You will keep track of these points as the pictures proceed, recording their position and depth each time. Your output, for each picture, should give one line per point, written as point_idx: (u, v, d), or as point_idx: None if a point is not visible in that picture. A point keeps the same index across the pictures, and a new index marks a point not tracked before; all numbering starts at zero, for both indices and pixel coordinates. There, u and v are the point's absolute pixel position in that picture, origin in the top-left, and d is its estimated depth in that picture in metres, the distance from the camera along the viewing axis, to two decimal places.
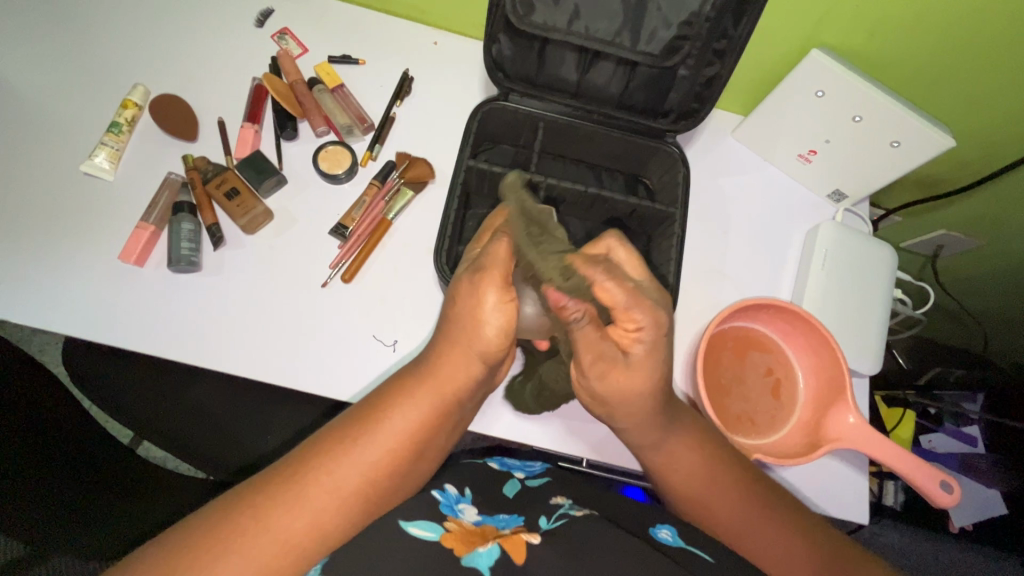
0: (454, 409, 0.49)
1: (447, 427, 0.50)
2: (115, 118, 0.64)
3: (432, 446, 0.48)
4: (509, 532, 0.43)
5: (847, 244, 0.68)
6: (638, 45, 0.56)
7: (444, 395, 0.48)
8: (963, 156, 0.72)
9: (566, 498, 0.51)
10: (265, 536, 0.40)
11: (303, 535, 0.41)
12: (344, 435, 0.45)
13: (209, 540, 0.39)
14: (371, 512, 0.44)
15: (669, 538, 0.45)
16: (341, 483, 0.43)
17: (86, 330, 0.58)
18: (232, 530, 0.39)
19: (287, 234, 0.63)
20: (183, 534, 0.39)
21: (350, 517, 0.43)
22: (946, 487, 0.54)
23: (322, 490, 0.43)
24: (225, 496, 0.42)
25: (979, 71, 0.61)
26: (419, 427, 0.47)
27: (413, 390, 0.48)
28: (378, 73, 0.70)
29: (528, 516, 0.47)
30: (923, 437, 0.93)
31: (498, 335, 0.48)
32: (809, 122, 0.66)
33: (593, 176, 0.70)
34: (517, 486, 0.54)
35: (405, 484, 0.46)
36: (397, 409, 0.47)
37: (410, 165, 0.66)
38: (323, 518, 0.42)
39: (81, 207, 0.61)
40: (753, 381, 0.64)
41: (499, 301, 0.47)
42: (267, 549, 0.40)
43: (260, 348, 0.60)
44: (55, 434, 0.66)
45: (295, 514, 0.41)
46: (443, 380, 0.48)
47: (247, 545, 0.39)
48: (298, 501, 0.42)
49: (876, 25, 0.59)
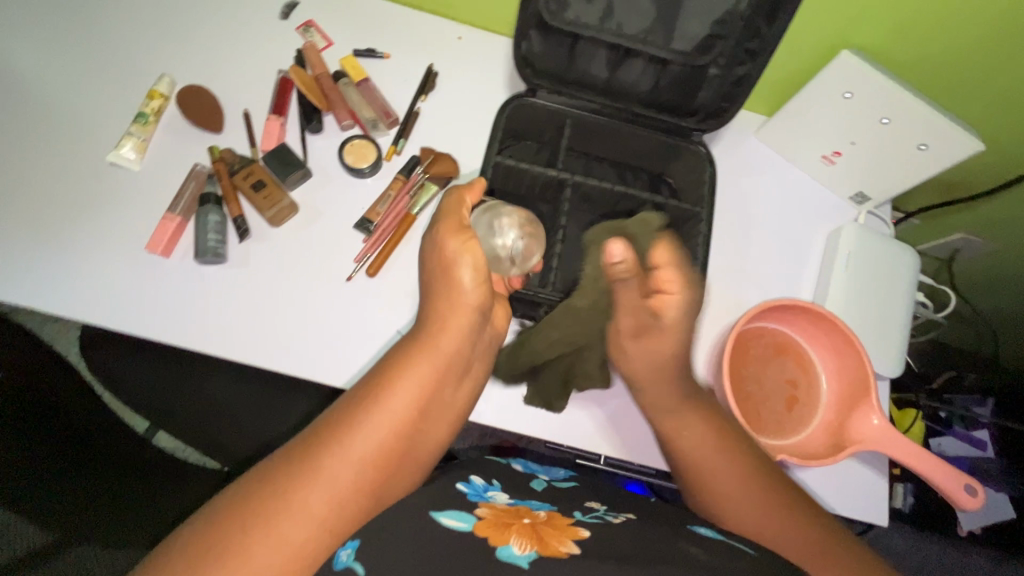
0: (455, 369, 0.51)
1: (451, 389, 0.51)
2: (142, 109, 0.64)
3: (439, 406, 0.49)
4: (543, 517, 0.45)
5: (871, 246, 0.68)
6: (670, 42, 0.56)
7: (444, 358, 0.49)
8: (987, 160, 0.72)
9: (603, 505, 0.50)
10: (291, 516, 0.38)
11: (326, 510, 0.39)
12: (353, 406, 0.44)
13: (233, 525, 0.36)
14: (387, 478, 0.44)
15: (708, 533, 0.46)
16: (356, 452, 0.42)
17: (111, 320, 0.58)
18: (254, 513, 0.37)
19: (312, 227, 0.63)
20: (197, 531, 0.36)
21: (367, 485, 0.42)
22: (969, 490, 0.54)
23: (338, 462, 0.41)
24: (240, 483, 0.39)
25: (1010, 76, 0.61)
26: (426, 388, 0.47)
27: (412, 358, 0.48)
28: (403, 67, 0.70)
29: (560, 506, 0.48)
30: (932, 440, 0.91)
31: (474, 282, 0.53)
32: (837, 123, 0.66)
33: (617, 174, 0.70)
34: (544, 484, 0.56)
35: (416, 449, 0.47)
36: (402, 375, 0.47)
37: (435, 160, 0.66)
38: (344, 490, 0.41)
39: (107, 197, 0.61)
40: (776, 384, 0.64)
41: (459, 249, 0.53)
42: (294, 533, 0.38)
43: (285, 342, 0.60)
44: (75, 423, 0.66)
45: (314, 488, 0.39)
46: (439, 346, 0.50)
47: (272, 527, 0.37)
48: (317, 478, 0.40)
49: (907, 29, 0.59)
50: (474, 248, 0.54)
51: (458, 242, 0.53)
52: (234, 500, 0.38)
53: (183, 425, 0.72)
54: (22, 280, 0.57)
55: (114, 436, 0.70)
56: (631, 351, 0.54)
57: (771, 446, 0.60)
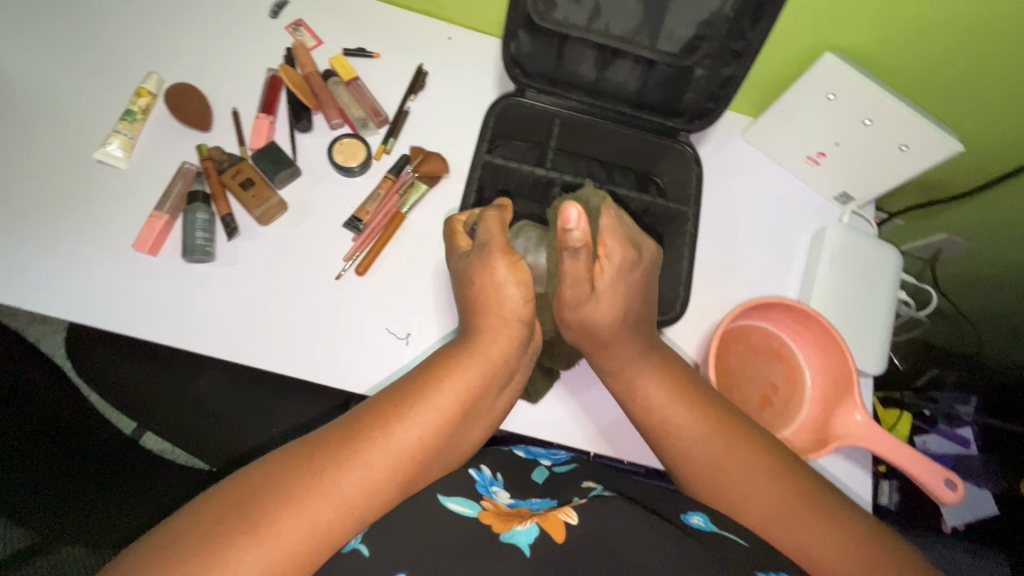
0: (500, 375, 0.50)
1: (493, 396, 0.50)
2: (129, 107, 0.63)
3: (480, 410, 0.48)
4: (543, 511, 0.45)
5: (854, 245, 0.69)
6: (657, 44, 0.57)
7: (492, 364, 0.49)
8: (967, 161, 0.73)
9: (600, 485, 0.51)
10: (326, 494, 0.38)
11: (356, 494, 0.39)
12: (398, 400, 0.44)
13: (270, 497, 0.37)
14: (420, 474, 0.43)
15: (699, 522, 0.45)
16: (394, 445, 0.42)
17: (98, 318, 0.57)
18: (289, 489, 0.37)
19: (301, 226, 0.63)
20: (235, 496, 0.36)
21: (401, 478, 0.42)
22: (948, 484, 0.56)
23: (376, 450, 0.41)
24: (280, 456, 0.40)
25: (987, 79, 0.62)
26: (470, 393, 0.47)
27: (460, 360, 0.48)
28: (393, 66, 0.70)
29: (562, 498, 0.49)
30: (917, 438, 0.92)
31: (520, 298, 0.52)
32: (821, 124, 0.67)
33: (606, 173, 0.70)
34: (545, 473, 0.56)
35: (450, 456, 0.47)
36: (451, 376, 0.47)
37: (425, 159, 0.66)
38: (377, 479, 0.40)
39: (95, 195, 0.61)
40: (763, 378, 0.65)
41: (510, 269, 0.51)
42: (325, 509, 0.38)
43: (273, 340, 0.60)
44: (61, 423, 0.65)
45: (348, 472, 0.39)
46: (485, 351, 0.50)
47: (304, 504, 0.37)
48: (352, 462, 0.40)
49: (888, 31, 0.60)
50: (521, 267, 0.52)
51: (508, 266, 0.52)
52: (273, 470, 0.38)
53: (171, 425, 0.71)
54: (6, 279, 0.57)
55: (102, 437, 0.70)
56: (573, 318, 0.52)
57: None
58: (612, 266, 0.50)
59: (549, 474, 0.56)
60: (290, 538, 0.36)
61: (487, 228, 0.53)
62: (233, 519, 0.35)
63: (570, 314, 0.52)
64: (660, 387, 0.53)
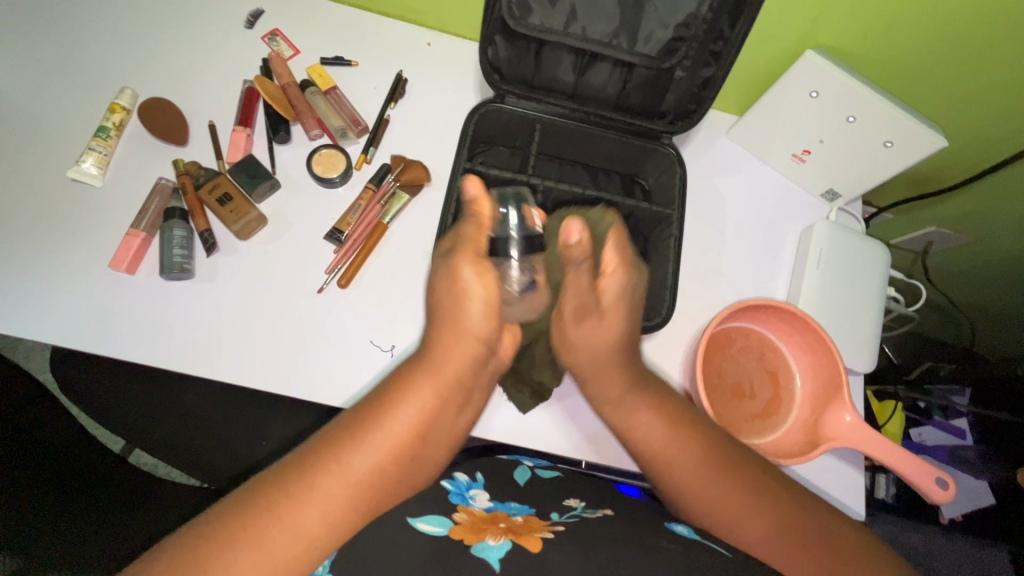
0: (458, 395, 0.50)
1: (455, 413, 0.50)
2: (103, 123, 0.62)
3: (441, 432, 0.48)
4: (518, 522, 0.46)
5: (841, 243, 0.69)
6: (635, 46, 0.56)
7: (448, 381, 0.49)
8: (955, 154, 0.73)
9: (580, 501, 0.52)
10: (282, 531, 0.38)
11: (315, 527, 0.39)
12: (353, 424, 0.44)
13: (224, 536, 0.37)
14: (381, 499, 0.43)
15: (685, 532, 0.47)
16: (353, 472, 0.42)
17: (75, 339, 0.57)
18: (243, 527, 0.37)
19: (281, 239, 0.62)
20: (192, 533, 0.37)
21: (362, 505, 0.42)
22: (941, 483, 0.55)
23: (334, 480, 0.41)
24: (237, 493, 0.40)
25: (972, 71, 0.61)
26: (426, 413, 0.47)
27: (417, 380, 0.48)
28: (372, 74, 0.69)
29: (539, 508, 0.49)
30: (913, 430, 0.93)
31: (482, 308, 0.51)
32: (805, 121, 0.66)
33: (589, 177, 0.70)
34: (528, 474, 0.57)
35: (415, 473, 0.46)
36: (405, 399, 0.47)
37: (405, 168, 0.65)
38: (337, 509, 0.41)
39: (70, 214, 0.60)
40: (752, 380, 0.65)
41: (476, 275, 0.50)
42: (284, 547, 0.38)
43: (254, 355, 0.59)
44: (48, 442, 0.65)
45: (307, 506, 0.40)
46: (446, 366, 0.49)
47: (259, 541, 0.37)
48: (310, 495, 0.40)
49: (870, 27, 0.60)
50: (487, 279, 0.51)
51: (473, 269, 0.51)
52: (227, 509, 0.38)
53: (157, 442, 0.70)
54: None
55: (90, 455, 0.69)
56: (574, 338, 0.54)
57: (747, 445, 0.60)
58: (616, 284, 0.51)
59: (530, 475, 0.56)
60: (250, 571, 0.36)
61: (465, 231, 0.51)
62: (188, 562, 0.35)
63: (574, 329, 0.54)
64: (649, 419, 0.52)
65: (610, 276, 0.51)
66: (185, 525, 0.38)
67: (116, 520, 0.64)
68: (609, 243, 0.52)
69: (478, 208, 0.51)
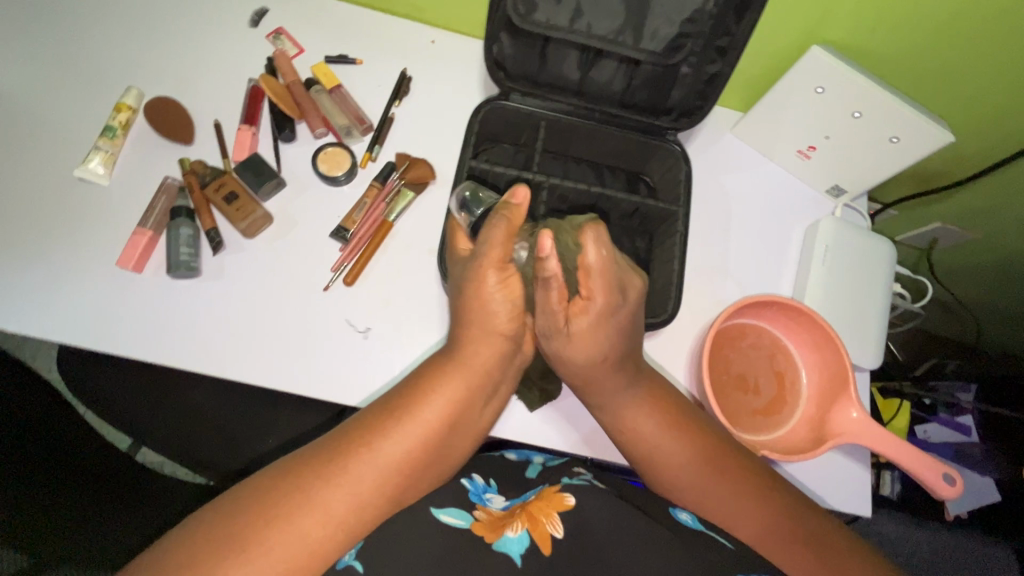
0: (487, 387, 0.50)
1: (483, 405, 0.51)
2: (109, 122, 0.62)
3: (468, 423, 0.49)
4: (531, 498, 0.47)
5: (847, 239, 0.69)
6: (640, 42, 0.56)
7: (478, 374, 0.49)
8: (960, 150, 0.72)
9: (590, 470, 0.53)
10: (315, 511, 0.40)
11: (345, 510, 0.41)
12: (384, 413, 0.45)
13: (259, 513, 0.38)
14: (409, 488, 0.44)
15: (689, 519, 0.48)
16: (383, 458, 0.43)
17: (83, 337, 0.57)
18: (277, 505, 0.39)
19: (286, 237, 0.63)
20: (229, 506, 0.39)
21: (389, 491, 0.43)
22: (948, 479, 0.55)
23: (365, 465, 0.42)
24: (272, 472, 0.41)
25: (978, 66, 0.61)
26: (455, 405, 0.47)
27: (448, 372, 0.49)
28: (377, 72, 0.69)
29: (550, 478, 0.51)
30: (918, 426, 0.93)
31: (507, 313, 0.50)
32: (810, 117, 0.66)
33: (594, 174, 0.70)
34: (539, 468, 0.56)
35: (440, 463, 0.46)
36: (435, 390, 0.47)
37: (410, 166, 0.65)
38: (366, 493, 0.42)
39: (78, 212, 0.60)
40: (759, 376, 0.65)
41: (499, 282, 0.49)
42: (312, 530, 0.39)
43: (261, 353, 0.59)
44: (55, 439, 0.65)
45: (338, 489, 0.41)
46: (475, 360, 0.49)
47: (292, 520, 0.39)
48: (342, 477, 0.41)
49: (876, 22, 0.59)
50: (511, 283, 0.50)
51: (498, 276, 0.49)
52: (259, 491, 0.39)
53: (164, 440, 0.71)
54: None
55: (98, 453, 0.70)
56: (548, 353, 0.54)
57: (754, 442, 0.60)
58: (591, 309, 0.49)
59: (542, 468, 0.56)
60: (283, 545, 0.38)
61: (491, 234, 0.48)
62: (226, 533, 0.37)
63: (547, 344, 0.53)
64: (641, 412, 0.53)
65: (586, 305, 0.49)
66: (220, 500, 0.39)
67: (123, 519, 0.64)
68: (591, 273, 0.48)
69: (512, 215, 0.48)
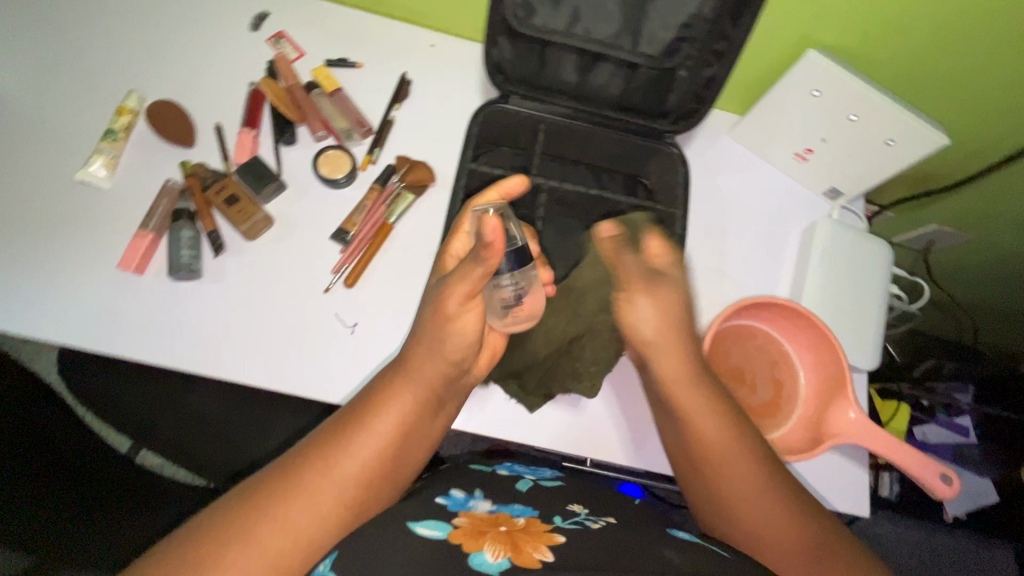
0: (438, 398, 0.51)
1: (435, 416, 0.51)
2: (111, 126, 0.63)
3: (420, 434, 0.49)
4: (520, 525, 0.45)
5: (844, 241, 0.69)
6: (638, 46, 0.57)
7: (425, 387, 0.49)
8: (956, 152, 0.73)
9: (584, 506, 0.51)
10: (273, 542, 0.40)
11: (302, 532, 0.41)
12: (335, 431, 0.46)
13: (213, 545, 0.38)
14: (364, 501, 0.45)
15: (687, 537, 0.47)
16: (335, 476, 0.43)
17: (84, 340, 0.57)
18: (230, 533, 0.39)
19: (287, 240, 0.63)
20: (187, 539, 0.38)
21: (345, 508, 0.43)
22: (945, 479, 0.56)
23: (317, 487, 0.43)
24: (227, 500, 0.41)
25: (972, 70, 0.62)
26: (406, 416, 0.48)
27: (397, 384, 0.49)
28: (377, 76, 0.70)
29: (542, 511, 0.48)
30: (916, 428, 0.92)
31: (469, 335, 0.51)
32: (807, 120, 0.67)
33: (593, 177, 0.70)
34: (529, 484, 0.56)
35: (393, 475, 0.47)
36: (384, 404, 0.47)
37: (410, 168, 0.66)
38: (321, 513, 0.42)
39: (78, 215, 0.61)
40: (757, 377, 0.65)
41: (464, 302, 0.50)
42: (258, 561, 0.39)
43: (260, 355, 0.59)
44: (56, 442, 0.66)
45: (292, 514, 0.41)
46: (422, 374, 0.49)
47: (246, 549, 0.39)
48: (295, 501, 0.41)
49: (870, 27, 0.60)
50: (472, 313, 0.51)
51: (463, 303, 0.50)
52: (201, 527, 0.39)
53: (164, 442, 0.71)
54: None
55: (99, 455, 0.70)
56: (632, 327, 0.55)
57: None
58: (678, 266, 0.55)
59: (533, 484, 0.56)
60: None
61: (466, 270, 0.49)
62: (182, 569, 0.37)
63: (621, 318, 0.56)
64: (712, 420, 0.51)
65: (671, 268, 0.54)
66: (176, 535, 0.39)
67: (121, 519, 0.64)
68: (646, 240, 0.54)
69: (488, 256, 0.46)
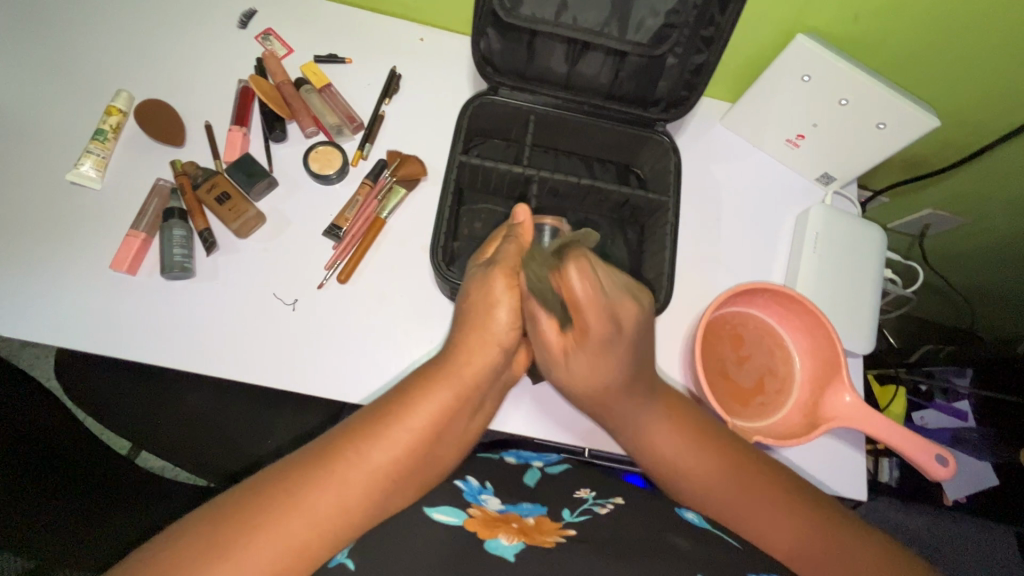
0: (474, 398, 0.50)
1: (470, 416, 0.50)
2: (100, 126, 0.63)
3: (455, 434, 0.48)
4: (531, 522, 0.44)
5: (838, 226, 0.69)
6: (626, 34, 0.57)
7: (464, 383, 0.49)
8: (948, 136, 0.73)
9: (590, 492, 0.51)
10: (299, 518, 0.38)
11: (331, 514, 0.40)
12: (374, 418, 0.45)
13: (240, 518, 0.37)
14: (394, 499, 0.43)
15: (694, 518, 0.47)
16: (370, 467, 0.42)
17: (76, 341, 0.57)
18: (260, 507, 0.38)
19: (279, 236, 0.63)
20: (217, 509, 0.38)
21: (377, 500, 0.42)
22: (941, 460, 0.56)
23: (352, 473, 0.42)
24: (264, 473, 0.41)
25: (962, 52, 0.62)
26: (443, 413, 0.47)
27: (438, 377, 0.48)
28: (366, 71, 0.70)
29: (551, 507, 0.47)
30: (915, 413, 0.91)
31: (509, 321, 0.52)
32: (797, 106, 0.67)
33: (585, 167, 0.70)
34: (537, 475, 0.56)
35: (425, 474, 0.46)
36: (424, 396, 0.47)
37: (402, 162, 0.66)
38: (354, 499, 0.41)
39: (69, 218, 0.60)
40: (755, 364, 0.65)
41: (507, 287, 0.52)
42: (297, 530, 0.38)
43: (256, 352, 0.59)
44: (54, 443, 0.65)
45: (324, 493, 0.40)
46: (464, 368, 0.49)
47: (274, 524, 0.38)
48: (330, 482, 0.41)
49: (858, 10, 0.60)
50: (519, 294, 0.52)
51: (504, 284, 0.52)
52: (245, 492, 0.39)
53: (161, 443, 0.71)
54: None
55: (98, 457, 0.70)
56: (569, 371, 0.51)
57: (749, 428, 0.60)
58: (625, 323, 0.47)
59: (539, 474, 0.56)
60: (263, 555, 0.37)
61: (505, 249, 0.54)
62: (210, 536, 0.36)
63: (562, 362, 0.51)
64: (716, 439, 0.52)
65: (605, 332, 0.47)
66: (209, 501, 0.38)
67: (120, 517, 0.65)
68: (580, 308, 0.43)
69: (521, 233, 0.56)
